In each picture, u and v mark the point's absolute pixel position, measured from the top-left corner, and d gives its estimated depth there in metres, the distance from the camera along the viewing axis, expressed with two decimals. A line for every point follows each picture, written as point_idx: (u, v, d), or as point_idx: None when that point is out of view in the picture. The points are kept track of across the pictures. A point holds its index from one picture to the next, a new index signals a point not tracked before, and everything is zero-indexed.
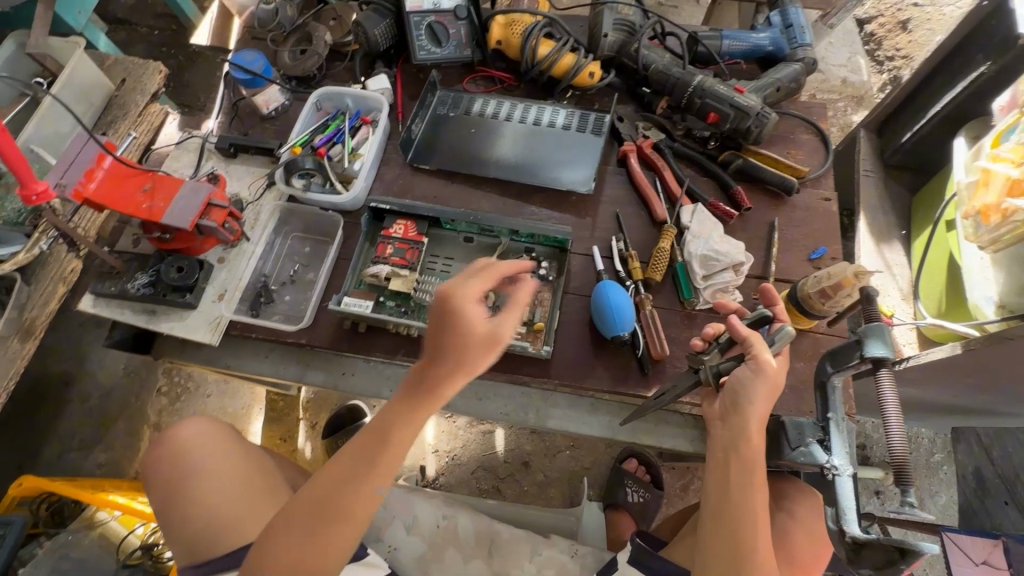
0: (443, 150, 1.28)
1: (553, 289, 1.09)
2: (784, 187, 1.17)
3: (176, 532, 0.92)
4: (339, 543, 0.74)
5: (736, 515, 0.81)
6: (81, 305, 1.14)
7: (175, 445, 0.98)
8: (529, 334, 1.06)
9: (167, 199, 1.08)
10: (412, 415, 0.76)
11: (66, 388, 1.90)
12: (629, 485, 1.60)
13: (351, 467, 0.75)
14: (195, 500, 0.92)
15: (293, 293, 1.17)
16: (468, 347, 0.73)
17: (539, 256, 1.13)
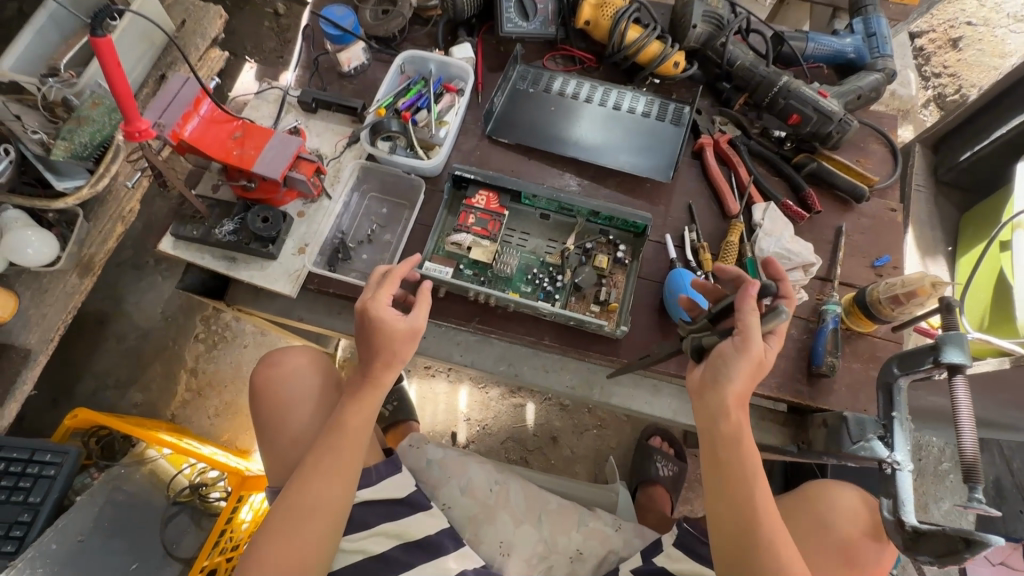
0: (522, 126, 1.29)
1: (627, 271, 1.11)
2: (855, 195, 1.21)
3: (271, 450, 1.06)
4: (340, 500, 0.91)
5: (740, 496, 0.86)
6: (160, 246, 1.15)
7: (289, 372, 1.09)
8: (602, 313, 1.09)
9: (258, 148, 1.10)
10: (372, 398, 0.94)
11: (102, 326, 1.89)
12: (659, 459, 1.69)
13: (335, 447, 0.91)
14: (299, 428, 1.05)
15: (371, 253, 1.20)
16: (389, 342, 0.93)
17: (614, 238, 1.14)
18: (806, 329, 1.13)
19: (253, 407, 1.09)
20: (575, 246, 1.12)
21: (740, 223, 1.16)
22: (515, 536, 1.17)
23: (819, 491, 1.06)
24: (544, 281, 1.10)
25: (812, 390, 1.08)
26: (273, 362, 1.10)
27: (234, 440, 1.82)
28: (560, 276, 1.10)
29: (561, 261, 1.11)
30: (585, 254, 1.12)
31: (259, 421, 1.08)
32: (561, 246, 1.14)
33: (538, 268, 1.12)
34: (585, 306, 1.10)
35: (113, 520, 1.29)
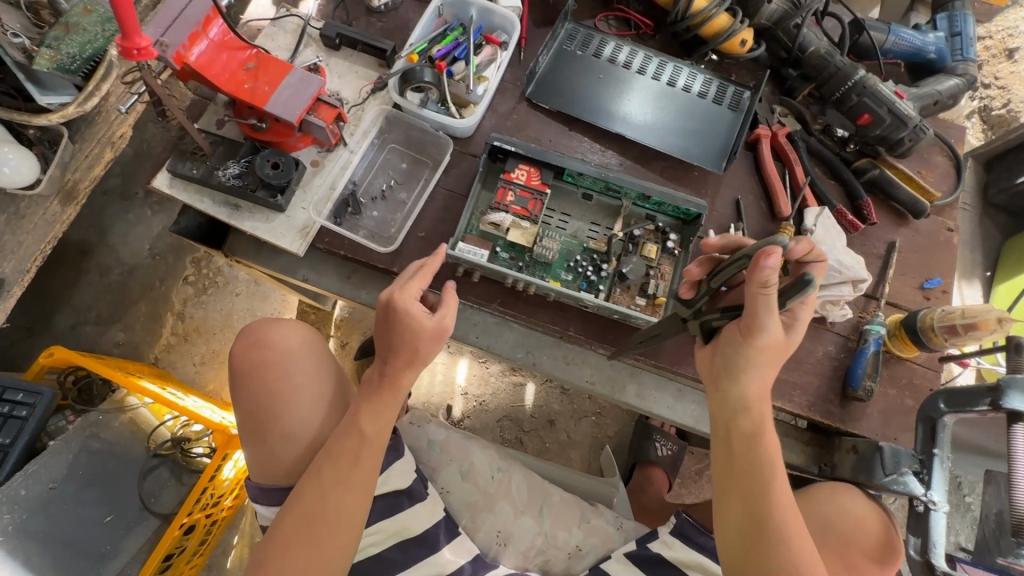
0: (566, 92, 1.18)
1: (676, 263, 1.04)
2: (914, 210, 1.13)
3: (263, 444, 0.99)
4: (357, 506, 0.92)
5: (753, 485, 0.79)
6: (154, 182, 1.04)
7: (280, 355, 1.02)
8: (647, 307, 1.02)
9: (273, 83, 0.97)
10: (390, 400, 0.96)
11: (84, 257, 1.77)
12: (658, 438, 1.69)
13: (350, 448, 0.93)
14: (292, 417, 0.99)
15: (382, 210, 1.08)
16: (411, 343, 0.94)
17: (661, 226, 1.07)
18: (845, 347, 1.06)
19: (239, 392, 1.01)
20: (621, 233, 1.05)
21: (790, 226, 1.08)
22: (513, 526, 1.13)
23: (825, 489, 0.96)
24: (587, 269, 1.03)
25: (843, 412, 1.03)
26: (263, 343, 1.02)
27: (219, 391, 1.74)
28: (606, 265, 1.02)
29: (607, 248, 1.04)
30: (632, 243, 1.04)
31: (244, 407, 1.01)
32: (606, 230, 1.06)
33: (581, 255, 1.04)
34: (629, 298, 1.02)
35: (88, 468, 1.22)
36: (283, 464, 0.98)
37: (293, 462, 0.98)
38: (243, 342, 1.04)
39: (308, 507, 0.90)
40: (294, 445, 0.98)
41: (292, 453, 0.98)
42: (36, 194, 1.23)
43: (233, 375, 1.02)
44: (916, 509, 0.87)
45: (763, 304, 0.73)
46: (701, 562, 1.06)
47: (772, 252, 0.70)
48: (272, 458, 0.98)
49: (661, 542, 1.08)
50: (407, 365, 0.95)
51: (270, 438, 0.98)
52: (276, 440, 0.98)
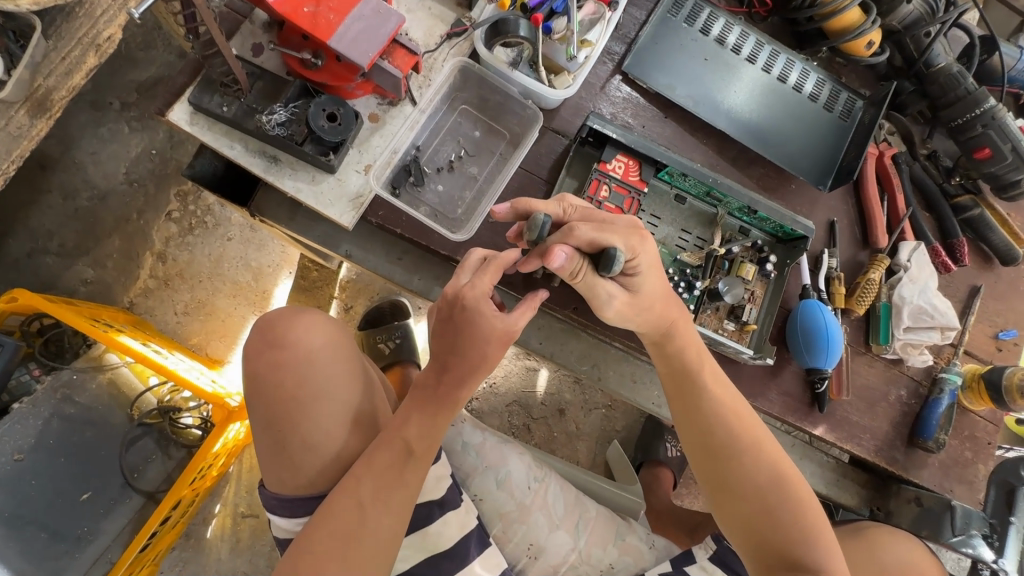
0: (668, 71, 1.01)
1: (769, 286, 0.95)
2: (1005, 256, 1.07)
3: (284, 457, 0.84)
4: (397, 527, 0.80)
5: (686, 399, 0.81)
6: (168, 115, 0.83)
7: (303, 356, 0.86)
8: (736, 332, 0.94)
9: (341, 11, 0.77)
10: (446, 412, 0.83)
11: (43, 173, 1.50)
12: (669, 439, 1.67)
13: (393, 462, 0.81)
14: (316, 429, 0.84)
15: (448, 184, 0.92)
16: (480, 344, 0.79)
17: (758, 242, 0.96)
18: (916, 393, 1.02)
19: (253, 397, 0.86)
20: (719, 248, 0.94)
21: (887, 259, 1.00)
22: (546, 541, 1.06)
23: (885, 535, 0.93)
24: (678, 285, 0.92)
25: (906, 459, 0.99)
26: (282, 341, 0.86)
27: (204, 345, 1.55)
28: (698, 283, 0.92)
29: (701, 263, 0.94)
30: (728, 260, 0.95)
31: (258, 413, 0.85)
32: (697, 241, 0.96)
33: (671, 266, 0.94)
34: (717, 321, 0.95)
35: (60, 436, 1.05)
36: (303, 480, 0.84)
37: (315, 478, 0.84)
38: (258, 339, 0.87)
39: (339, 528, 0.77)
40: (319, 458, 0.84)
41: (319, 467, 0.84)
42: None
43: (248, 376, 0.87)
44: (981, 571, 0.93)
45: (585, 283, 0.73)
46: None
47: (551, 258, 0.67)
48: (293, 472, 0.84)
49: (699, 567, 1.03)
50: (467, 377, 0.82)
51: (287, 451, 0.83)
52: (301, 452, 0.83)
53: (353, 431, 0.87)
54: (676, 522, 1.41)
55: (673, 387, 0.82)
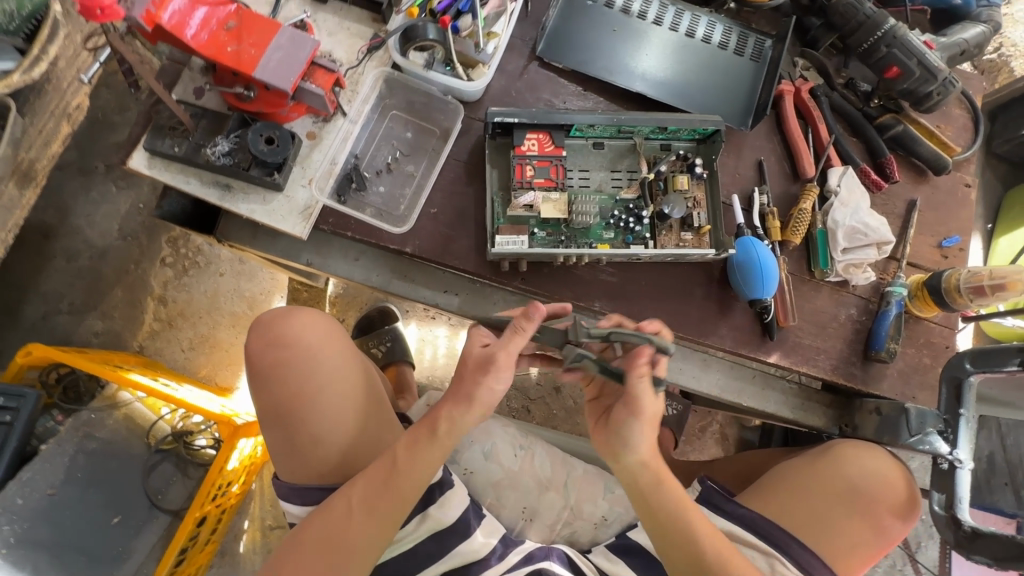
0: (579, 49, 1.08)
1: (706, 187, 1.02)
2: (935, 166, 1.11)
3: (291, 447, 0.92)
4: (382, 529, 0.85)
5: (669, 513, 0.86)
6: (129, 163, 0.93)
7: (304, 352, 0.94)
8: (695, 239, 1.01)
9: (261, 45, 0.86)
10: (422, 433, 0.87)
11: (47, 242, 1.63)
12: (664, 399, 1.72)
13: (380, 471, 0.86)
14: (321, 417, 0.91)
15: (389, 184, 1.00)
16: (467, 367, 0.88)
17: (683, 152, 1.04)
18: (866, 310, 1.06)
19: (263, 395, 0.93)
20: (651, 172, 1.01)
21: (815, 188, 1.05)
22: (539, 502, 1.12)
23: (855, 450, 0.99)
24: (630, 222, 0.99)
25: (865, 373, 1.04)
26: (281, 340, 0.94)
27: (213, 376, 1.66)
28: (644, 212, 0.99)
29: (639, 194, 1.00)
30: (661, 181, 1.02)
31: (266, 407, 0.94)
32: (627, 175, 1.02)
33: (616, 208, 1.00)
34: (675, 236, 1.01)
35: (86, 469, 1.17)
36: (313, 469, 0.92)
37: (322, 465, 0.92)
38: (259, 340, 0.96)
39: (333, 515, 0.85)
40: (323, 448, 0.91)
41: (325, 455, 0.92)
42: None
43: (254, 375, 0.95)
44: (941, 467, 0.90)
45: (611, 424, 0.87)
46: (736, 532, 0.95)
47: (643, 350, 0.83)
48: (304, 462, 0.92)
49: None
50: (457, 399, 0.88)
51: (298, 438, 0.91)
52: (308, 441, 0.91)
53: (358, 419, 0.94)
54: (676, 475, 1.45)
55: (652, 502, 0.87)
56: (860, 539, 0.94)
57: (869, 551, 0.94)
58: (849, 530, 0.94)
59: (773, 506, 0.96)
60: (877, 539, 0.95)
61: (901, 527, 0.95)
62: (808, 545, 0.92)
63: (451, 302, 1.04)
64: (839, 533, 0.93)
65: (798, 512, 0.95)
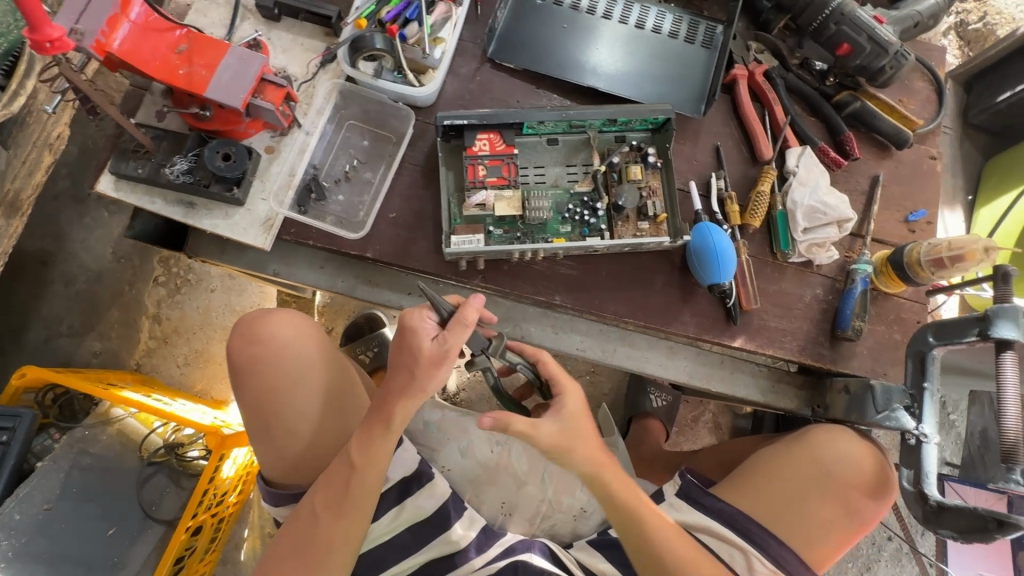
0: (529, 48, 1.10)
1: (661, 176, 1.03)
2: (897, 140, 1.10)
3: (270, 443, 0.93)
4: (353, 528, 0.88)
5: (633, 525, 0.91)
6: (98, 187, 0.97)
7: (276, 349, 0.93)
8: (652, 227, 1.02)
9: (211, 66, 0.89)
10: (379, 432, 0.88)
11: (45, 268, 1.69)
12: (652, 391, 1.72)
13: (339, 475, 0.87)
14: (294, 412, 0.93)
15: (348, 192, 1.02)
16: (411, 360, 0.85)
17: (637, 142, 1.05)
18: (833, 289, 1.06)
19: (237, 387, 0.93)
20: (604, 165, 1.02)
21: (772, 170, 1.05)
22: (517, 497, 1.13)
23: (826, 436, 0.99)
24: (585, 215, 1.00)
25: (834, 353, 1.03)
26: (255, 338, 0.94)
27: (208, 390, 1.71)
28: (599, 204, 1.01)
29: (593, 186, 1.01)
30: (616, 172, 1.03)
31: (243, 405, 0.94)
32: (582, 169, 1.03)
33: (571, 202, 1.02)
34: (632, 226, 1.02)
35: (81, 484, 1.21)
36: (293, 461, 0.94)
37: (301, 457, 0.94)
38: (235, 340, 0.95)
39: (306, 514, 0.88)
40: (300, 441, 0.94)
41: (302, 447, 0.94)
42: None
43: (230, 373, 0.95)
44: (908, 443, 0.89)
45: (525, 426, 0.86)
46: (711, 525, 0.96)
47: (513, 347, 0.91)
48: (284, 457, 0.94)
49: (668, 504, 1.01)
50: (401, 392, 0.87)
51: (272, 430, 0.93)
52: (286, 435, 0.93)
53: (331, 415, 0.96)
54: (664, 465, 1.45)
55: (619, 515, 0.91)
56: (834, 522, 0.95)
57: (841, 533, 0.96)
58: (821, 515, 0.95)
59: (747, 499, 0.97)
60: (852, 520, 0.96)
61: (875, 507, 0.96)
62: (776, 537, 0.94)
63: (415, 303, 1.07)
64: (812, 519, 0.95)
65: (771, 503, 0.96)
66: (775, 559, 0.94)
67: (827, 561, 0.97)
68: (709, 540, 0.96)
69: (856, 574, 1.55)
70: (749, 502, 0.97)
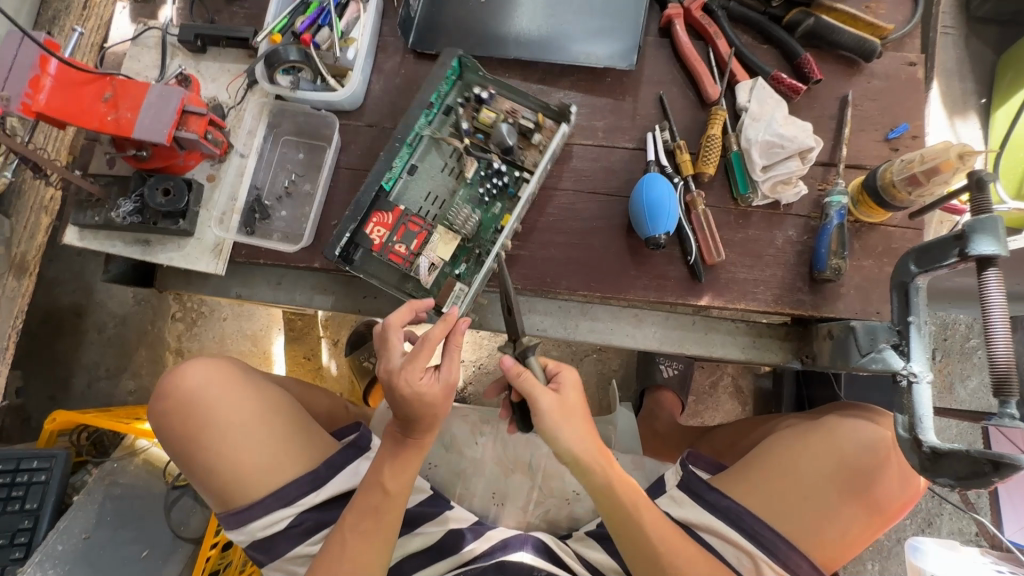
0: (449, 30, 1.06)
1: (503, 91, 0.99)
2: (863, 52, 0.98)
3: (216, 486, 0.91)
4: (378, 558, 0.84)
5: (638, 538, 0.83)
6: (65, 239, 1.03)
7: (188, 396, 0.91)
8: (546, 130, 0.99)
9: (134, 108, 0.91)
10: (414, 455, 0.86)
11: (78, 319, 1.83)
12: (663, 361, 1.61)
13: (372, 504, 0.84)
14: (211, 455, 0.90)
15: (290, 207, 1.04)
16: (427, 408, 0.80)
17: (462, 96, 1.00)
18: (807, 228, 0.96)
19: (165, 445, 0.93)
20: (465, 137, 0.98)
21: (721, 110, 0.96)
22: (506, 486, 1.11)
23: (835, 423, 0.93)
24: (494, 182, 0.98)
25: (815, 297, 0.95)
26: (180, 389, 0.92)
27: None
28: (496, 163, 0.97)
29: (479, 159, 0.98)
30: (478, 133, 0.99)
31: (179, 461, 0.93)
32: (455, 164, 1.00)
33: (477, 184, 0.99)
34: (532, 148, 0.99)
35: (115, 512, 1.32)
36: (243, 496, 0.90)
37: (248, 490, 0.90)
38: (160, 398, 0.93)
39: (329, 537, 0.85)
40: (240, 475, 0.90)
41: (244, 481, 0.90)
42: None
43: (158, 433, 0.94)
44: (900, 385, 0.79)
45: (529, 382, 0.84)
46: (713, 522, 0.90)
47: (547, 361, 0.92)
48: (233, 498, 0.91)
49: (668, 495, 0.96)
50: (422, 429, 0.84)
51: (203, 478, 0.91)
52: (223, 476, 0.90)
53: (254, 443, 0.91)
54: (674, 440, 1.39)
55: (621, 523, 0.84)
56: (844, 508, 0.88)
57: (856, 526, 0.88)
58: (833, 503, 0.88)
59: (751, 491, 0.90)
60: (868, 513, 0.89)
61: (897, 497, 0.89)
62: (785, 538, 0.87)
63: (372, 306, 1.10)
64: (818, 504, 0.88)
65: (777, 500, 0.89)
66: (784, 560, 0.87)
67: (844, 554, 0.89)
68: (712, 540, 0.90)
69: (913, 531, 1.43)
70: (754, 495, 0.90)
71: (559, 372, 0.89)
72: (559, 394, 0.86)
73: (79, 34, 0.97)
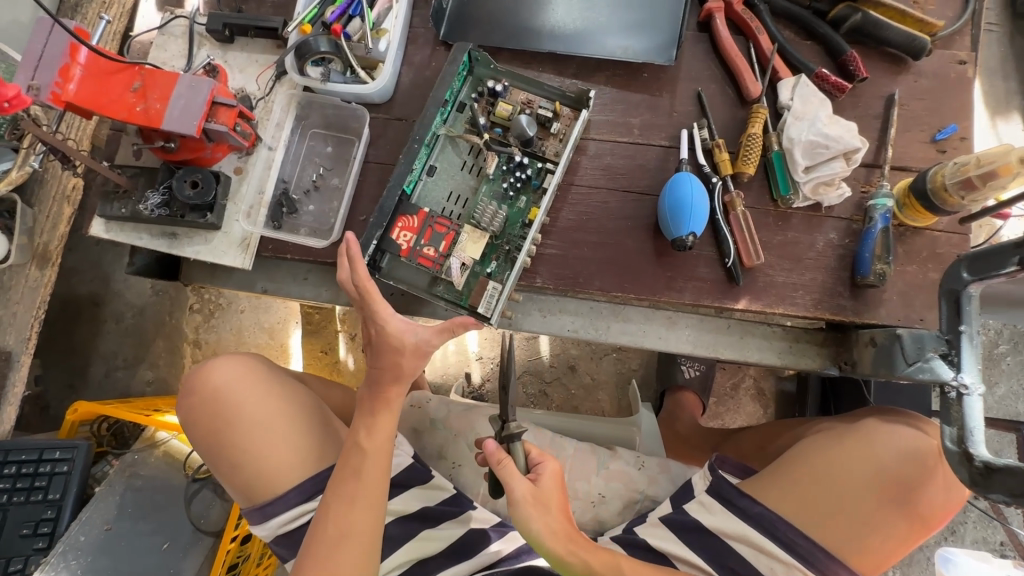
0: (482, 21, 1.04)
1: (518, 83, 0.98)
2: (911, 50, 0.95)
3: (241, 482, 0.90)
4: (367, 525, 0.82)
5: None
6: (91, 231, 1.02)
7: (213, 393, 0.91)
8: (566, 119, 0.97)
9: (164, 98, 0.89)
10: (383, 412, 0.83)
11: (96, 309, 1.83)
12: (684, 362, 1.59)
13: (351, 464, 0.82)
14: (236, 451, 0.89)
15: (318, 202, 1.02)
16: (395, 358, 0.79)
17: (476, 92, 0.99)
18: (849, 231, 0.94)
19: (191, 443, 0.94)
20: (484, 132, 0.96)
21: (763, 107, 0.94)
22: None
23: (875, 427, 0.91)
24: (515, 176, 0.96)
25: (856, 302, 0.92)
26: (206, 386, 0.92)
27: None
28: (517, 155, 0.95)
29: (500, 153, 0.96)
30: (496, 127, 0.97)
31: (207, 457, 0.93)
32: (475, 164, 0.98)
33: (498, 180, 0.97)
34: (551, 138, 0.97)
35: (136, 503, 1.32)
36: (267, 492, 0.89)
37: (272, 486, 0.89)
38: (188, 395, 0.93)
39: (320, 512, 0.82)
40: (264, 471, 0.89)
41: (268, 476, 0.89)
42: (10, 266, 1.18)
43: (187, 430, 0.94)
44: (948, 397, 0.77)
45: (507, 473, 0.82)
46: (745, 527, 0.89)
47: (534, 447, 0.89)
48: (259, 493, 0.90)
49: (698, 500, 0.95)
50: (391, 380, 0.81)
51: (229, 474, 0.91)
52: (247, 472, 0.89)
53: (277, 439, 0.89)
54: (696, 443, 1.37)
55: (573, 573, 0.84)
56: (885, 514, 0.85)
57: (898, 531, 0.86)
58: (874, 509, 0.85)
59: (783, 494, 0.89)
60: (910, 519, 0.86)
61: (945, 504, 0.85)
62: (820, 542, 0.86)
63: (399, 303, 1.08)
64: (858, 512, 0.85)
65: (813, 505, 0.87)
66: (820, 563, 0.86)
67: (886, 559, 0.87)
68: (744, 548, 0.89)
69: (938, 539, 1.41)
70: (788, 499, 0.88)
71: (542, 460, 0.86)
72: (536, 484, 0.83)
73: (108, 21, 0.95)
